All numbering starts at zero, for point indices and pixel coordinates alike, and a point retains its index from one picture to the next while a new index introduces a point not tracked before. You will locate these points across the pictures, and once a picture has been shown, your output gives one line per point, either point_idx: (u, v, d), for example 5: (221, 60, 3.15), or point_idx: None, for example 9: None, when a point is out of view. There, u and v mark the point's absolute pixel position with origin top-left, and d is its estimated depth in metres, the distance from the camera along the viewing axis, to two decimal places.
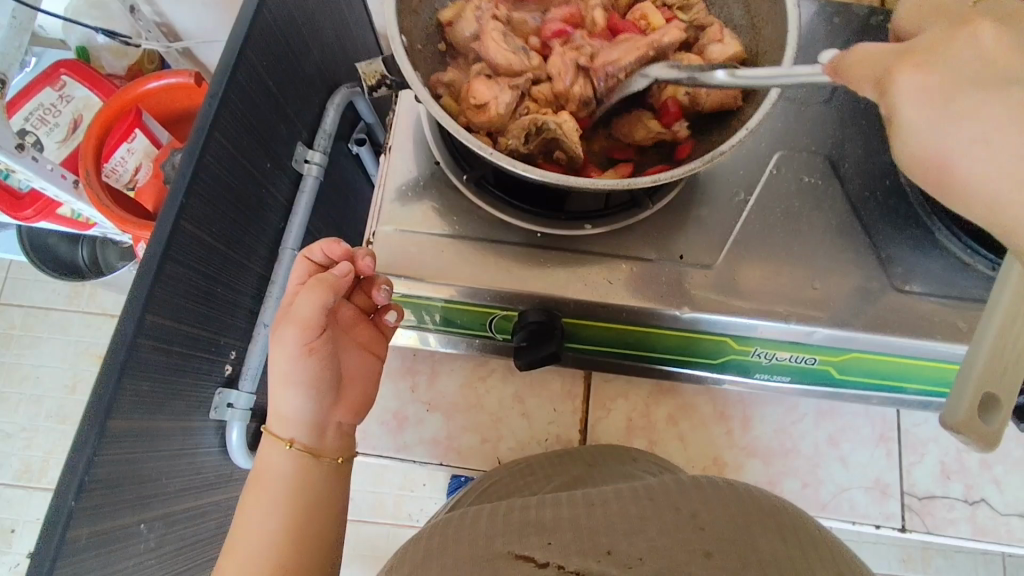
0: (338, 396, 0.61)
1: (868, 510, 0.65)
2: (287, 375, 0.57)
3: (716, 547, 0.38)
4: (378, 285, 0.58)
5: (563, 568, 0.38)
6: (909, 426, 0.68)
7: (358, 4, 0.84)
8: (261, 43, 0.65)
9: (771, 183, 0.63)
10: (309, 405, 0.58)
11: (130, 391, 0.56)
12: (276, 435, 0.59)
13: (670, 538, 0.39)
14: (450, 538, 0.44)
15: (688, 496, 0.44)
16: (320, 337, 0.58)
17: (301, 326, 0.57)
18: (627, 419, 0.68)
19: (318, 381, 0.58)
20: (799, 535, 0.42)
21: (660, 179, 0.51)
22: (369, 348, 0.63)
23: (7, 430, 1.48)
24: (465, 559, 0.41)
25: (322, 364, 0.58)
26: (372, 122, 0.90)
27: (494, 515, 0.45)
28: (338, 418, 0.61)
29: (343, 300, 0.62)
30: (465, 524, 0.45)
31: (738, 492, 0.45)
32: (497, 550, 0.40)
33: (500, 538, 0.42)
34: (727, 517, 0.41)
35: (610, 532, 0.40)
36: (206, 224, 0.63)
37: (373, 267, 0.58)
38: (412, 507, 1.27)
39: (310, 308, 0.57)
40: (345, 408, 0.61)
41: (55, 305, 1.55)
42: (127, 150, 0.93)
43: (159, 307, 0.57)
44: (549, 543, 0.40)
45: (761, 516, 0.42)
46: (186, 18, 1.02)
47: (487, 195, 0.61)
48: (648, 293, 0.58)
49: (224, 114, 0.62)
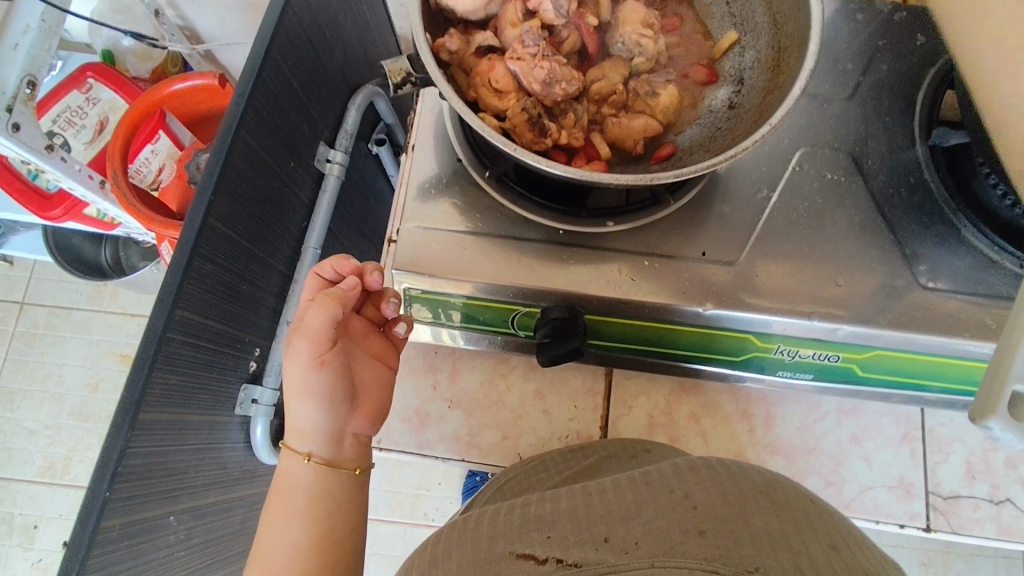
0: (354, 405, 0.61)
1: (892, 509, 0.65)
2: (301, 388, 0.57)
3: (709, 524, 0.39)
4: (387, 298, 0.61)
5: (563, 562, 0.39)
6: (933, 425, 0.67)
7: (379, 6, 0.85)
8: (286, 44, 0.66)
9: (794, 179, 0.63)
10: (327, 416, 0.58)
11: (159, 385, 0.57)
12: (293, 449, 0.60)
13: (663, 520, 0.40)
14: (456, 544, 0.45)
15: (685, 479, 0.44)
16: (331, 349, 0.57)
17: (313, 339, 0.56)
18: (648, 417, 0.68)
19: (332, 392, 0.58)
20: (794, 503, 0.42)
21: (683, 175, 0.51)
22: (380, 357, 0.63)
23: (31, 427, 1.50)
24: (469, 563, 0.42)
25: (334, 375, 0.58)
26: (391, 122, 0.91)
27: (505, 518, 0.46)
28: (354, 428, 0.61)
29: (353, 313, 0.63)
30: (470, 530, 0.46)
31: (731, 470, 0.46)
32: (499, 551, 0.42)
33: (500, 540, 0.43)
34: (719, 492, 0.42)
35: (609, 523, 0.41)
36: (233, 222, 0.64)
37: (381, 281, 0.60)
38: (429, 506, 1.27)
39: (320, 320, 0.57)
40: (361, 416, 0.61)
41: (78, 305, 1.58)
42: (150, 151, 0.94)
43: (187, 303, 0.58)
44: (549, 537, 0.42)
45: (752, 489, 0.43)
46: (209, 21, 1.04)
47: (509, 191, 0.62)
48: (670, 289, 0.58)
49: (251, 113, 0.63)
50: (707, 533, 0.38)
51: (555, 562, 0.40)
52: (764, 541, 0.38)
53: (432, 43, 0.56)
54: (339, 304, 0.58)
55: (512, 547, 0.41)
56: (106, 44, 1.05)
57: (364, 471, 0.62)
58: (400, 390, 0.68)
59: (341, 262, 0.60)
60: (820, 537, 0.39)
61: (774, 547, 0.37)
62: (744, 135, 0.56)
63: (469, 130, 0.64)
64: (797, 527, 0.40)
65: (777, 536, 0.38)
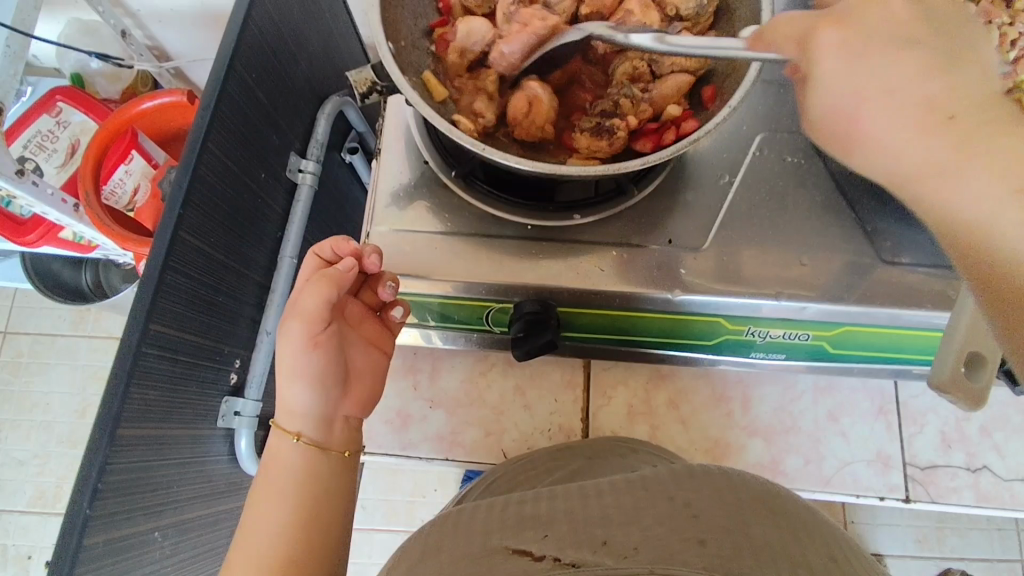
0: (347, 389, 0.62)
1: (871, 483, 0.66)
2: (294, 369, 0.58)
3: (709, 532, 0.39)
4: (384, 280, 0.59)
5: (559, 560, 0.38)
6: (907, 397, 0.69)
7: (343, 15, 0.86)
8: (249, 55, 0.67)
9: (756, 164, 0.64)
10: (316, 398, 0.59)
11: (137, 399, 0.57)
12: (284, 429, 0.60)
13: (665, 526, 0.40)
14: (453, 537, 0.45)
15: (684, 489, 0.45)
16: (325, 329, 0.59)
17: (306, 320, 0.58)
18: (628, 406, 0.69)
19: (323, 374, 0.59)
20: (795, 521, 0.43)
21: (649, 162, 0.52)
22: (376, 343, 0.64)
23: (19, 457, 1.49)
24: (460, 558, 0.41)
25: (327, 357, 0.59)
26: (363, 130, 0.92)
27: (501, 517, 0.46)
28: (345, 411, 0.62)
29: (350, 296, 0.64)
30: (463, 528, 0.46)
31: (731, 483, 0.46)
32: (492, 547, 0.41)
33: (496, 538, 0.43)
34: (720, 504, 0.43)
35: (605, 526, 0.41)
36: (205, 235, 0.64)
37: (378, 265, 0.59)
38: (424, 513, 1.28)
39: (314, 301, 0.58)
40: (353, 400, 0.63)
41: (61, 331, 1.57)
42: (125, 171, 0.95)
43: (162, 317, 0.59)
44: (543, 537, 0.41)
45: (753, 504, 0.44)
46: (177, 39, 1.05)
47: (476, 190, 0.63)
48: (640, 278, 0.59)
49: (217, 125, 0.63)
50: (711, 540, 0.38)
51: (552, 560, 0.38)
52: (765, 549, 0.38)
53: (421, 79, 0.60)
54: (335, 288, 0.59)
55: (508, 543, 0.41)
56: (75, 67, 1.05)
57: (353, 455, 0.63)
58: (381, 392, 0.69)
59: (343, 243, 0.61)
60: (820, 550, 0.39)
61: (775, 559, 0.37)
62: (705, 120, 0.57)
63: (434, 133, 0.65)
64: (796, 539, 0.40)
65: (778, 546, 0.38)
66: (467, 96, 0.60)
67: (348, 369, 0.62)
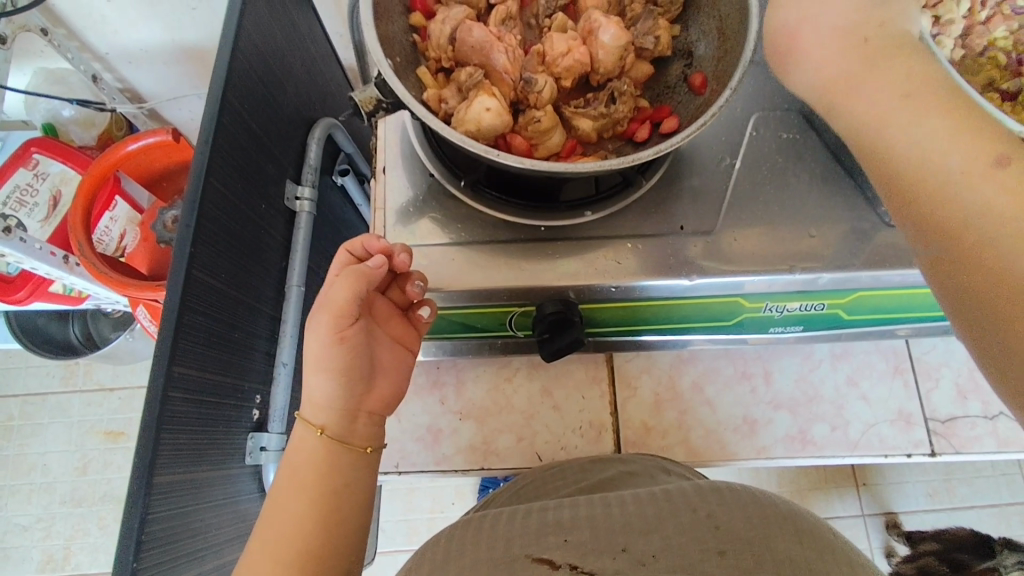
0: (370, 386, 0.61)
1: (897, 441, 0.68)
2: (319, 362, 0.57)
3: (729, 545, 0.41)
4: (412, 280, 0.59)
5: (576, 569, 0.41)
6: (920, 354, 0.70)
7: (321, 39, 0.86)
8: (240, 87, 0.66)
9: (754, 144, 0.65)
10: (340, 391, 0.58)
11: (168, 444, 0.56)
12: (307, 421, 0.59)
13: (685, 535, 0.42)
14: (486, 530, 0.47)
15: (706, 498, 0.46)
16: (353, 325, 0.57)
17: (335, 314, 0.56)
18: (654, 394, 0.69)
19: (350, 369, 0.58)
20: (809, 529, 0.44)
21: (662, 150, 0.52)
22: (402, 341, 0.63)
23: (22, 522, 1.45)
24: (488, 559, 0.43)
25: (353, 353, 0.57)
26: (352, 152, 0.92)
27: (524, 521, 0.47)
28: (368, 407, 0.60)
29: (378, 293, 0.62)
30: (492, 522, 0.48)
31: (751, 493, 0.48)
32: (514, 552, 0.43)
33: (519, 539, 0.44)
34: (739, 512, 0.44)
35: (628, 534, 0.43)
36: (216, 271, 0.63)
37: (408, 263, 0.58)
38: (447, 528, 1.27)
39: (343, 296, 0.56)
40: (376, 399, 0.61)
41: (52, 389, 1.53)
42: (109, 219, 0.92)
43: (185, 359, 0.58)
44: (566, 542, 0.43)
45: (774, 514, 0.45)
46: (149, 79, 1.04)
47: (485, 197, 0.63)
48: (657, 267, 0.60)
49: (217, 160, 0.63)
50: (728, 554, 0.40)
51: (569, 567, 0.41)
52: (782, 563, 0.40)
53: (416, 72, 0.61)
54: (363, 285, 0.57)
55: (530, 546, 0.43)
56: (45, 117, 1.02)
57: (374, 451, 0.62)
58: (409, 410, 0.69)
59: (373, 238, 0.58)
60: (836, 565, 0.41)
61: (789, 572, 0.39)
62: (703, 107, 0.59)
63: (434, 144, 0.65)
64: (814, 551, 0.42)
65: (799, 561, 0.40)
66: (448, 90, 0.59)
67: (375, 365, 0.60)
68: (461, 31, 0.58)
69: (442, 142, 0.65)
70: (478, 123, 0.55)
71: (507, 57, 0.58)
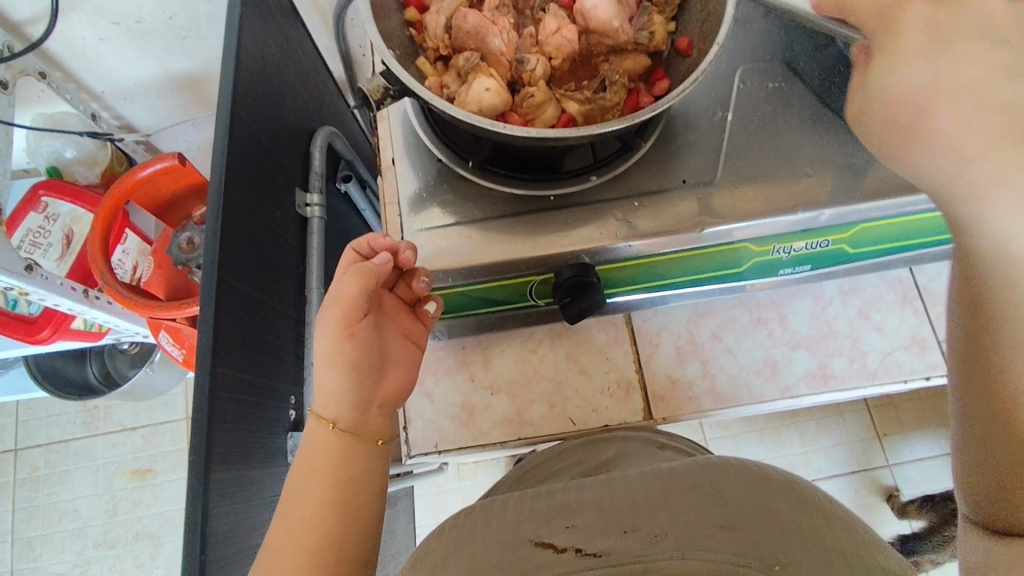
0: (381, 376, 0.63)
1: (914, 366, 0.70)
2: (330, 355, 0.60)
3: (735, 519, 0.39)
4: (419, 277, 0.62)
5: (584, 550, 0.38)
6: (925, 281, 0.73)
7: (312, 50, 0.89)
8: (245, 99, 0.69)
9: (742, 96, 0.68)
10: (352, 385, 0.60)
11: (220, 442, 0.58)
12: (319, 415, 0.61)
13: (691, 508, 0.40)
14: (489, 523, 0.44)
15: (710, 476, 0.44)
16: (361, 320, 0.61)
17: (346, 309, 0.60)
18: (676, 347, 0.72)
19: (360, 363, 0.60)
20: (808, 499, 0.43)
21: (660, 106, 0.54)
22: (410, 335, 0.67)
23: (59, 570, 1.46)
24: (493, 546, 0.41)
25: (363, 346, 0.60)
26: (352, 157, 0.94)
27: (529, 509, 0.45)
28: (379, 398, 0.63)
29: (386, 290, 0.66)
30: (496, 515, 0.45)
31: (754, 468, 0.46)
32: (522, 538, 0.41)
33: (526, 526, 0.42)
34: (741, 485, 0.42)
35: (634, 512, 0.41)
36: (243, 276, 0.65)
37: (413, 260, 0.61)
38: None
39: (352, 291, 0.59)
40: (386, 388, 0.64)
41: (76, 434, 1.54)
42: (122, 251, 0.94)
43: (225, 360, 0.60)
44: (571, 525, 0.41)
45: (775, 484, 0.43)
46: (146, 112, 1.07)
47: (493, 176, 0.65)
48: (666, 221, 0.62)
49: (232, 169, 0.65)
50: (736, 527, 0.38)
51: (577, 550, 0.39)
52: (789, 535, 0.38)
53: (416, 64, 0.64)
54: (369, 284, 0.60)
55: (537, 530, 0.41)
56: (49, 160, 1.04)
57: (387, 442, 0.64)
58: (442, 391, 0.71)
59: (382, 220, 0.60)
60: (846, 538, 0.39)
61: (798, 542, 0.37)
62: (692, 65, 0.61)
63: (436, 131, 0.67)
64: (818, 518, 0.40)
65: (803, 532, 0.38)
66: (449, 77, 0.61)
67: (387, 356, 0.64)
68: (456, 19, 0.61)
69: (446, 128, 0.67)
70: (480, 103, 0.58)
71: (501, 39, 0.60)
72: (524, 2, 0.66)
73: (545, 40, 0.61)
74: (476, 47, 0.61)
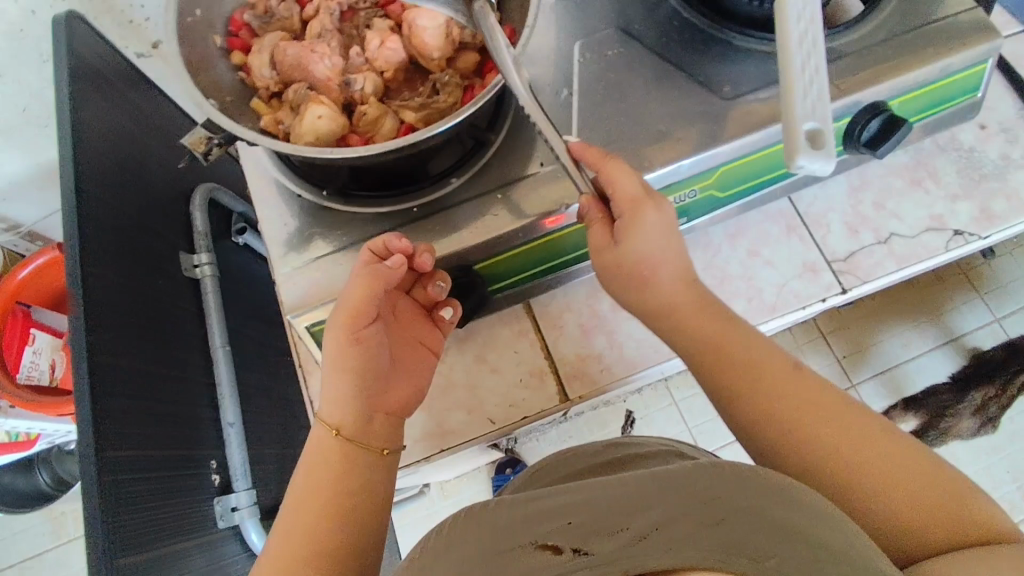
0: (389, 385, 0.63)
1: (810, 291, 0.72)
2: (339, 365, 0.58)
3: (728, 514, 0.39)
4: (434, 281, 0.63)
5: (578, 551, 0.39)
6: (805, 207, 0.75)
7: (173, 111, 0.87)
8: (95, 176, 0.67)
9: (585, 69, 0.69)
10: (355, 394, 0.59)
11: (122, 525, 0.56)
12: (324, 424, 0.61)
13: (677, 508, 0.40)
14: (479, 535, 0.44)
15: (700, 472, 0.43)
16: (369, 325, 0.59)
17: (350, 317, 0.57)
18: (580, 325, 0.72)
19: (364, 372, 0.59)
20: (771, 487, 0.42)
21: (481, 99, 0.54)
22: (425, 343, 0.67)
23: None
24: (475, 553, 0.42)
25: (366, 354, 0.58)
26: (241, 209, 0.93)
27: (510, 512, 0.45)
28: (381, 406, 0.62)
29: (403, 294, 0.67)
30: (472, 527, 0.45)
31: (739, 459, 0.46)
32: (515, 542, 0.42)
33: (518, 530, 0.43)
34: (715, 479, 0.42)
35: (631, 512, 0.41)
36: (126, 355, 0.64)
37: (429, 263, 0.59)
38: None
39: (356, 298, 0.56)
40: (383, 408, 0.62)
41: (45, 546, 1.49)
42: (33, 353, 0.93)
43: (116, 441, 0.59)
44: (569, 524, 0.42)
45: (768, 478, 0.43)
46: (25, 208, 1.04)
47: (355, 198, 0.65)
48: (531, 205, 0.62)
49: (91, 250, 0.64)
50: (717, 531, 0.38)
51: (573, 551, 0.39)
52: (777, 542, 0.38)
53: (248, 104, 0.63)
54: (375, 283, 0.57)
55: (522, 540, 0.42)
56: None
57: (391, 453, 0.63)
58: None
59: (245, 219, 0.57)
60: (833, 540, 0.39)
61: (789, 538, 0.38)
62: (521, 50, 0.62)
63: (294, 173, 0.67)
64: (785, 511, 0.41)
65: (792, 528, 0.38)
66: (282, 112, 0.60)
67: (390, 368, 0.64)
68: (278, 53, 0.61)
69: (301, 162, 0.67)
70: (314, 130, 0.57)
71: (326, 65, 0.61)
72: (349, 25, 0.66)
73: (369, 61, 0.62)
74: (301, 79, 0.61)
